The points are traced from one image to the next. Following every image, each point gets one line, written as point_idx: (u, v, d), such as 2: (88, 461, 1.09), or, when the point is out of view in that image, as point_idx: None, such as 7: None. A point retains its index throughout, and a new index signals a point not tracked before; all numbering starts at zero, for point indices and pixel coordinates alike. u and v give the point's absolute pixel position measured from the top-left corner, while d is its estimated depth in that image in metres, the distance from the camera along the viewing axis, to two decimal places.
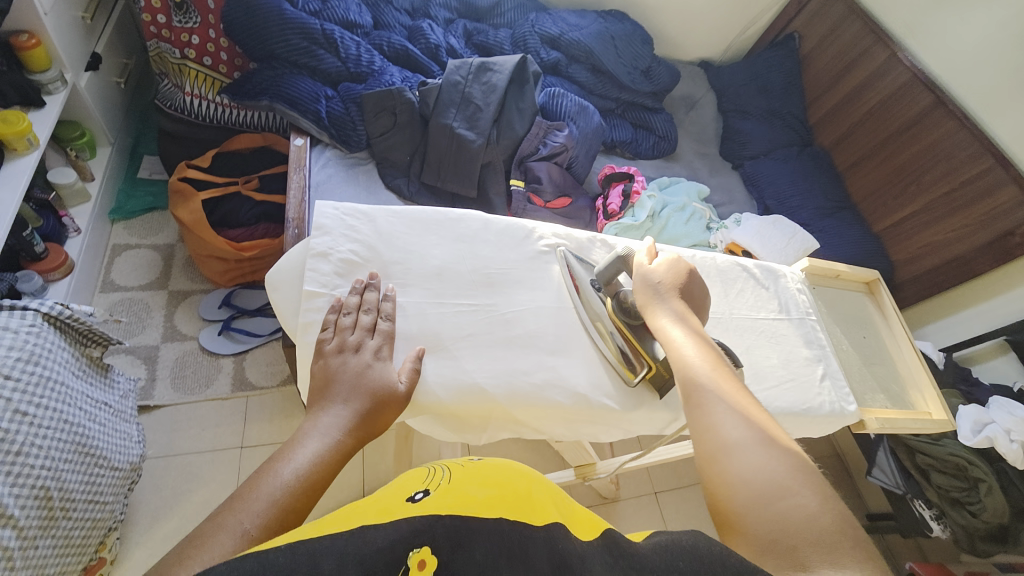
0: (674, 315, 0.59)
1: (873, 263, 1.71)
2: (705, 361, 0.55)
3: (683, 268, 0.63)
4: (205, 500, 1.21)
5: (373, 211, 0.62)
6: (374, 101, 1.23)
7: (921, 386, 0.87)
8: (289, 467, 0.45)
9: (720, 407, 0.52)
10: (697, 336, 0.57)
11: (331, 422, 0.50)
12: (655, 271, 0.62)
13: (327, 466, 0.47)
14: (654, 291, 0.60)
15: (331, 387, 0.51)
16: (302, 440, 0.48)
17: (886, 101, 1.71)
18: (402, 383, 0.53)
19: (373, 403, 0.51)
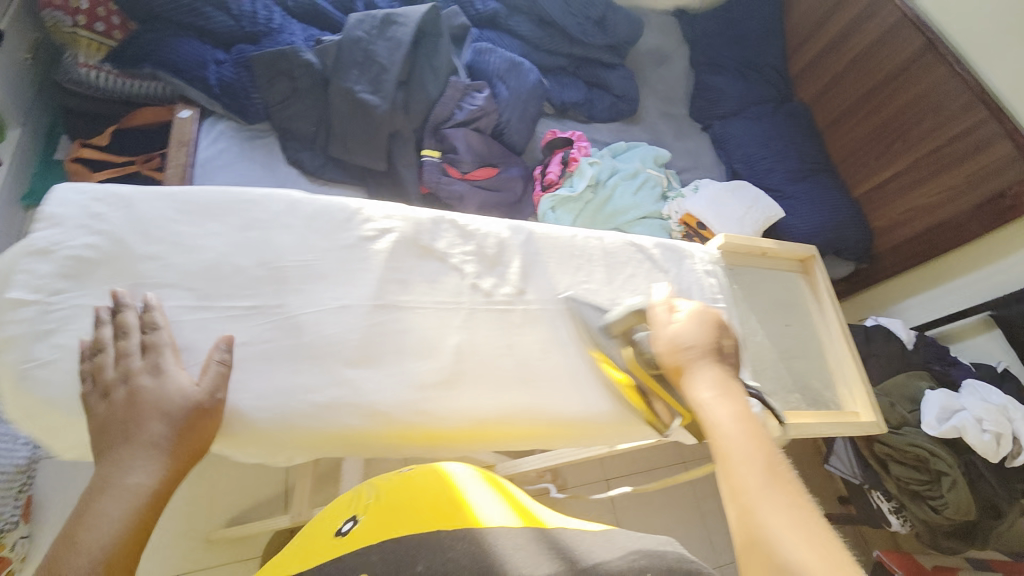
0: (716, 387, 0.48)
1: (852, 231, 1.54)
2: (751, 446, 0.43)
3: (709, 317, 0.53)
4: None
5: (136, 194, 0.53)
6: (266, 64, 1.09)
7: (849, 381, 0.76)
8: (81, 556, 0.39)
9: (765, 503, 0.40)
10: (740, 415, 0.46)
11: (131, 462, 0.44)
12: (674, 329, 0.52)
13: (138, 516, 0.42)
14: (691, 356, 0.50)
15: (128, 423, 0.45)
16: (107, 498, 0.42)
17: (872, 48, 1.50)
18: (196, 386, 0.47)
19: (178, 423, 0.45)
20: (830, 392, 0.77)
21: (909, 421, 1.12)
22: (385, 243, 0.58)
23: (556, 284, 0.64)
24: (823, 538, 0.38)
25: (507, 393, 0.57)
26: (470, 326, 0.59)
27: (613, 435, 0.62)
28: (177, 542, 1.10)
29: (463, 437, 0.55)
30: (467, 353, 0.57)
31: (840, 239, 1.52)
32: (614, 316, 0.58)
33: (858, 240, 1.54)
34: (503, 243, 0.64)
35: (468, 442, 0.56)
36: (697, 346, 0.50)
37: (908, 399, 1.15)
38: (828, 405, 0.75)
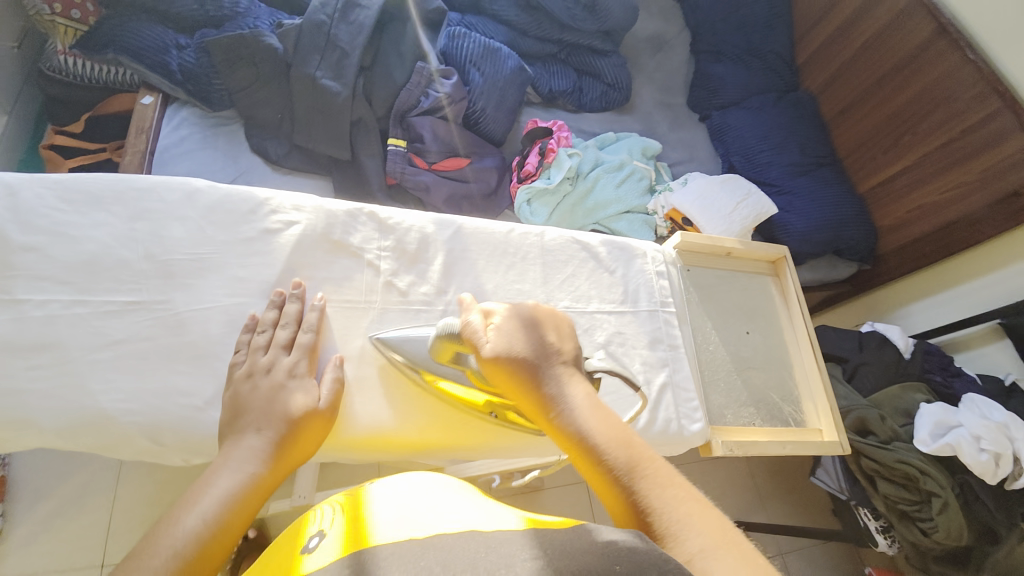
0: (561, 393, 0.46)
1: (857, 229, 1.44)
2: (615, 446, 0.43)
3: (525, 319, 0.49)
4: (87, 482, 1.15)
5: (16, 178, 0.48)
6: (225, 48, 1.05)
7: (815, 394, 0.70)
8: (192, 517, 0.40)
9: (646, 497, 0.40)
10: (593, 412, 0.45)
11: (245, 453, 0.44)
12: (493, 345, 0.47)
13: (241, 505, 0.42)
14: (519, 371, 0.46)
15: (238, 418, 0.45)
16: (210, 480, 0.42)
17: (881, 34, 1.39)
18: (323, 399, 0.48)
19: (289, 427, 0.46)
20: (793, 409, 0.70)
21: (901, 436, 1.04)
22: (291, 236, 0.54)
23: (482, 284, 0.60)
24: (696, 503, 0.40)
25: (416, 398, 0.53)
26: (380, 327, 0.54)
27: (537, 447, 0.58)
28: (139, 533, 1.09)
29: (362, 444, 0.52)
30: (373, 356, 0.53)
31: (841, 238, 1.42)
32: (430, 343, 0.51)
33: (863, 239, 1.44)
34: (425, 237, 0.59)
35: (370, 448, 0.52)
36: (521, 354, 0.47)
37: (901, 412, 1.08)
38: (789, 422, 0.69)
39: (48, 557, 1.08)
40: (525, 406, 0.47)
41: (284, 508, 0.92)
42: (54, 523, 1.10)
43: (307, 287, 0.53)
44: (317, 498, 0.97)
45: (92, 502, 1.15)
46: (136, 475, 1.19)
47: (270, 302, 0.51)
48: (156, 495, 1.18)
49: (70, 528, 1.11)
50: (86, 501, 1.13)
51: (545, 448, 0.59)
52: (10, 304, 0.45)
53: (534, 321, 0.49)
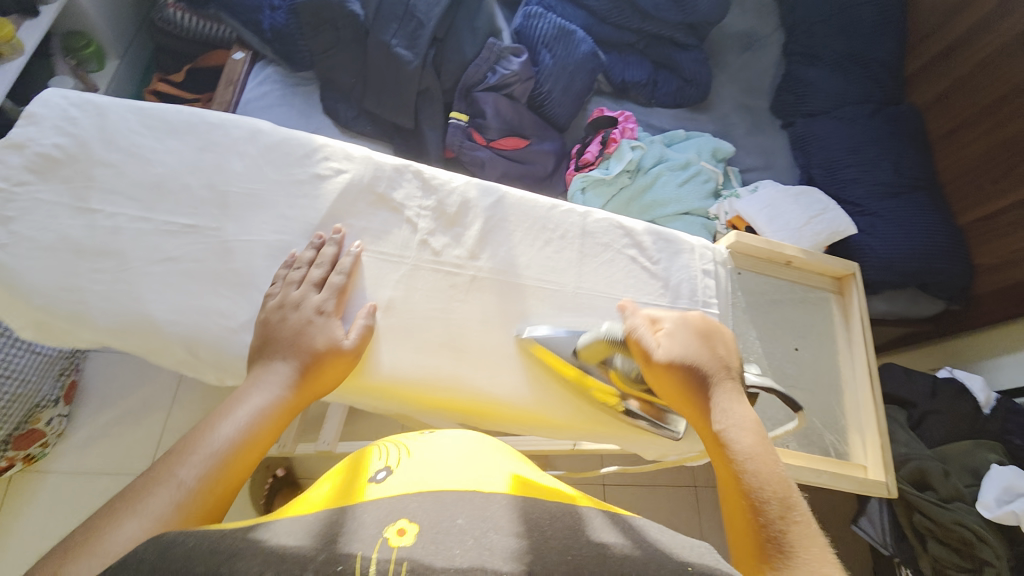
0: (727, 407, 0.47)
1: (950, 263, 1.28)
2: (776, 485, 0.42)
3: (693, 328, 0.51)
4: (146, 398, 1.29)
5: (109, 103, 0.53)
6: (312, 11, 1.11)
7: (864, 428, 0.64)
8: (229, 424, 0.43)
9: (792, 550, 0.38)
10: (757, 438, 0.44)
11: (274, 379, 0.46)
12: (666, 351, 0.50)
13: (270, 423, 0.44)
14: (691, 378, 0.48)
15: (268, 345, 0.47)
16: (243, 396, 0.45)
17: (1007, 49, 1.22)
18: (349, 340, 0.49)
19: (314, 360, 0.47)
20: (836, 438, 0.64)
21: (964, 496, 0.93)
22: (338, 183, 0.56)
23: (516, 255, 0.58)
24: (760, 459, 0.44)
25: (431, 356, 0.53)
26: (409, 283, 0.55)
27: (548, 430, 0.57)
28: None
29: (375, 392, 0.52)
30: (398, 309, 0.54)
31: (927, 271, 1.28)
32: (583, 342, 0.53)
33: (955, 276, 1.29)
34: (466, 202, 0.59)
35: (386, 398, 0.53)
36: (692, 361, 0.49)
37: (969, 471, 0.95)
38: (828, 451, 0.63)
39: (103, 459, 1.23)
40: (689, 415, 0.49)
41: (309, 451, 0.97)
42: (113, 431, 1.26)
43: (345, 235, 0.55)
44: (339, 447, 1.01)
45: (151, 415, 1.28)
46: (189, 398, 1.30)
47: (310, 243, 0.53)
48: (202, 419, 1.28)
49: (125, 438, 1.26)
50: (144, 416, 1.28)
51: (553, 430, 0.57)
52: (87, 211, 0.49)
53: (706, 333, 0.51)
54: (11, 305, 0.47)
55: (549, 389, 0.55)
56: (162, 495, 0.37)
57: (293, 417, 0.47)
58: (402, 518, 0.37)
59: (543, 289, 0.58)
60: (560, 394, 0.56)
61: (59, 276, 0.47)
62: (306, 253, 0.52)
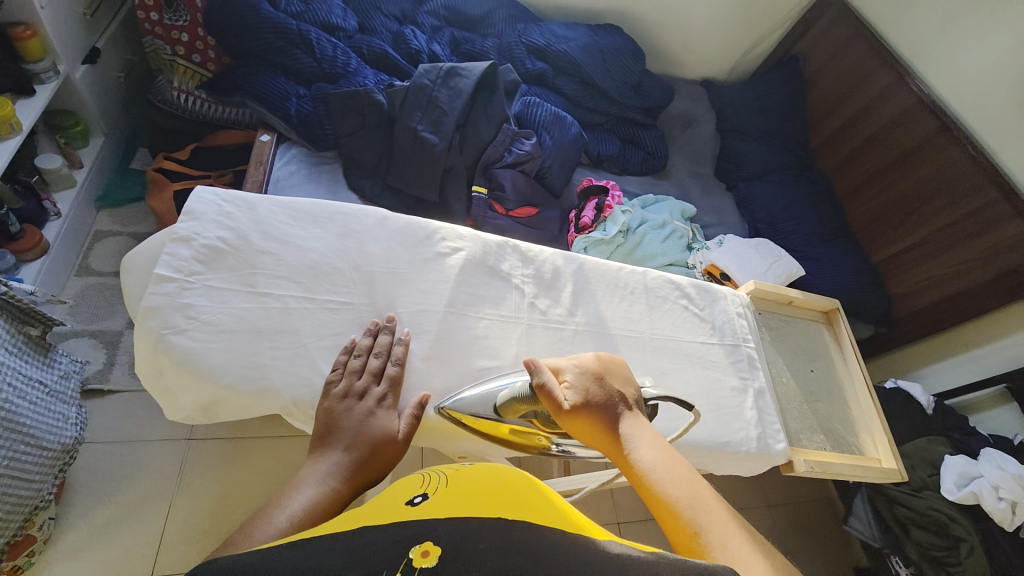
0: (635, 433, 0.55)
1: (873, 295, 1.60)
2: (683, 482, 0.52)
3: (591, 372, 0.58)
4: (145, 488, 1.19)
5: (258, 199, 0.60)
6: (341, 101, 1.23)
7: (871, 428, 0.80)
8: (283, 514, 0.45)
9: (710, 527, 0.49)
10: (659, 453, 0.53)
11: (330, 469, 0.50)
12: (569, 395, 0.55)
13: (322, 515, 0.47)
14: (599, 417, 0.55)
15: (331, 432, 0.52)
16: (300, 487, 0.47)
17: (889, 127, 1.61)
18: (401, 431, 0.54)
19: (371, 451, 0.52)
20: (853, 438, 0.80)
21: (929, 485, 1.14)
22: (457, 259, 0.66)
23: (602, 311, 0.71)
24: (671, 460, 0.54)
25: None
26: (527, 339, 0.65)
27: None
28: (200, 540, 1.16)
29: (513, 438, 0.61)
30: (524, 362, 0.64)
31: (858, 302, 1.58)
32: (500, 400, 0.57)
33: (878, 305, 1.60)
34: (557, 269, 0.71)
35: (516, 441, 0.62)
36: (594, 400, 0.55)
37: (928, 463, 1.16)
38: (851, 449, 0.79)
39: (100, 563, 1.10)
40: (603, 444, 0.55)
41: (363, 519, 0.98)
42: (107, 530, 1.14)
43: (396, 321, 0.60)
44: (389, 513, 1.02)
45: (153, 507, 1.18)
46: (196, 482, 1.22)
47: (367, 330, 0.57)
48: (214, 505, 1.20)
49: (123, 536, 1.14)
50: (144, 508, 1.17)
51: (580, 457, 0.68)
52: (258, 296, 0.55)
53: (601, 375, 0.58)
54: (191, 386, 0.51)
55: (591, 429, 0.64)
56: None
57: (343, 509, 0.49)
58: (426, 540, 0.40)
59: (626, 336, 0.71)
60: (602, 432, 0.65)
61: (244, 355, 0.52)
62: (376, 339, 0.57)
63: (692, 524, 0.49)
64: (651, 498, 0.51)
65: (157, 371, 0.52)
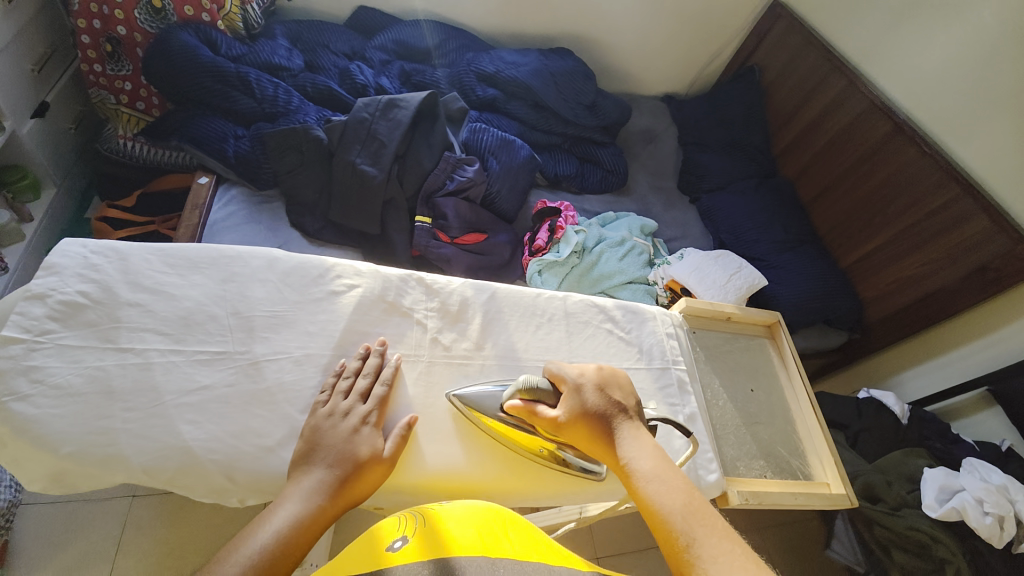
0: (631, 440, 0.57)
1: (844, 301, 1.55)
2: (678, 494, 0.52)
3: (598, 379, 0.60)
4: (87, 548, 1.12)
5: (129, 247, 0.57)
6: (279, 140, 1.21)
7: (817, 449, 0.77)
8: (265, 532, 0.47)
9: (701, 543, 0.49)
10: (656, 461, 0.55)
11: (313, 486, 0.50)
12: (575, 399, 0.58)
13: (306, 532, 0.48)
14: (600, 421, 0.57)
15: (314, 449, 0.52)
16: (284, 503, 0.49)
17: (846, 132, 1.60)
18: (387, 447, 0.54)
19: (355, 468, 0.52)
20: (800, 462, 0.76)
21: (908, 502, 1.09)
22: (352, 297, 0.62)
23: (514, 342, 0.67)
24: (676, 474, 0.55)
25: (456, 444, 0.58)
26: (427, 379, 0.61)
27: (564, 496, 0.62)
28: None
29: (413, 487, 0.56)
30: (423, 406, 0.59)
31: (829, 309, 1.54)
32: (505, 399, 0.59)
33: (851, 310, 1.55)
34: (466, 300, 0.68)
35: (421, 493, 0.57)
36: (597, 408, 0.57)
37: (905, 477, 1.12)
38: (797, 475, 0.75)
39: None
40: (602, 452, 0.57)
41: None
42: None
43: (387, 345, 0.61)
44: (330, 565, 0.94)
45: (92, 572, 1.10)
46: (140, 542, 1.14)
47: (357, 354, 0.59)
48: (158, 565, 1.12)
49: None
50: (83, 572, 1.09)
51: (578, 496, 0.62)
52: (115, 354, 0.51)
53: (606, 384, 0.60)
54: (32, 457, 0.47)
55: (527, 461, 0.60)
56: None
57: (325, 527, 0.50)
58: None
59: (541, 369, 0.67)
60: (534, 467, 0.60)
61: (89, 421, 0.48)
62: (364, 361, 0.58)
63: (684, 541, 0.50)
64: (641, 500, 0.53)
65: None
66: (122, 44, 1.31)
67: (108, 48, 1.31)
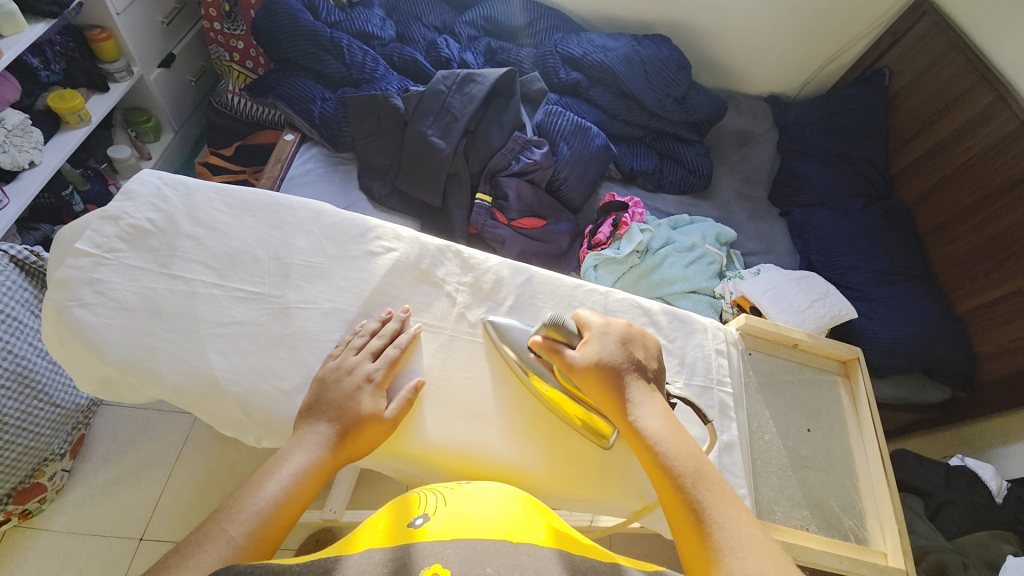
0: (643, 400, 0.55)
1: (951, 351, 1.33)
2: (689, 460, 0.52)
3: (618, 335, 0.57)
4: (149, 454, 1.25)
5: (195, 183, 0.61)
6: (359, 104, 1.25)
7: (880, 514, 0.66)
8: (272, 482, 0.49)
9: (707, 509, 0.50)
10: (666, 423, 0.53)
11: (317, 440, 0.51)
12: (593, 353, 0.56)
13: (308, 484, 0.50)
14: (614, 380, 0.55)
15: (320, 403, 0.52)
16: (288, 455, 0.50)
17: (986, 154, 1.35)
18: (389, 410, 0.53)
19: (355, 425, 0.52)
20: (855, 523, 0.65)
21: None
22: (388, 260, 0.62)
23: None
24: (689, 443, 0.53)
25: (464, 424, 0.56)
26: (446, 353, 0.60)
27: (568, 501, 0.58)
28: (186, 514, 1.20)
29: (410, 458, 0.55)
30: (436, 379, 0.58)
31: (930, 357, 1.32)
32: (532, 337, 0.58)
33: (957, 363, 1.33)
34: (500, 280, 0.65)
35: (420, 466, 0.56)
36: (613, 358, 0.56)
37: (986, 563, 0.97)
38: (848, 537, 0.64)
39: (96, 520, 1.17)
40: (610, 410, 0.55)
41: (315, 520, 0.93)
42: (112, 488, 1.21)
43: (410, 313, 0.61)
44: (346, 516, 0.96)
45: (151, 475, 1.23)
46: (193, 458, 1.26)
47: (378, 317, 0.59)
48: (207, 480, 1.23)
49: (124, 497, 1.20)
50: (144, 474, 1.23)
51: (580, 503, 0.58)
52: (167, 279, 0.55)
53: (626, 340, 0.57)
54: (84, 358, 0.52)
55: (532, 454, 0.57)
56: (214, 550, 0.44)
57: (328, 480, 0.51)
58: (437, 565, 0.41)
59: None
60: (533, 462, 0.57)
61: (134, 336, 0.52)
62: (382, 324, 0.58)
63: (689, 505, 0.50)
64: (652, 464, 0.52)
65: (62, 341, 0.53)
66: (239, 5, 1.42)
67: (227, 8, 1.42)
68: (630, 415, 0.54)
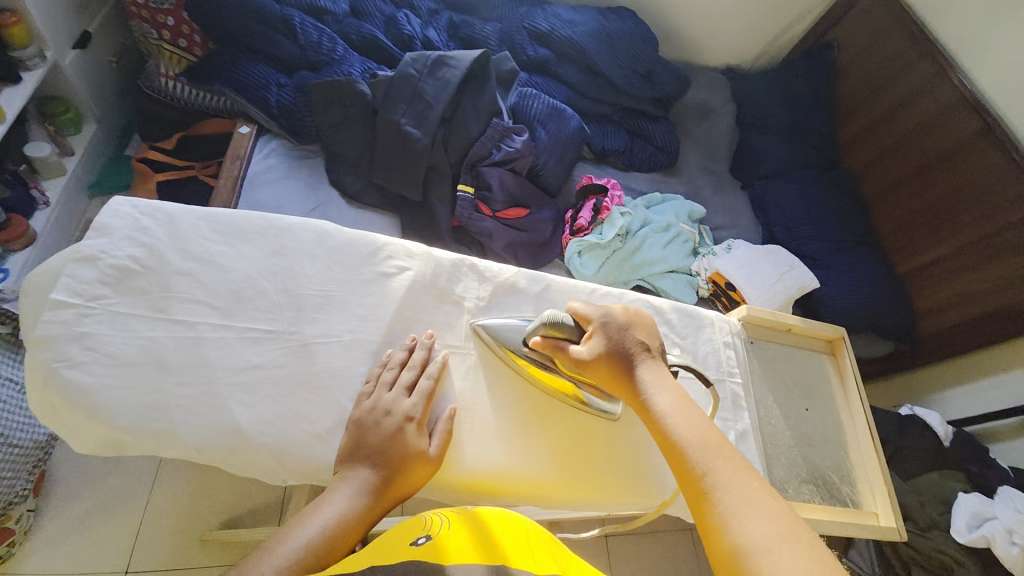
0: (650, 378, 0.56)
1: (895, 310, 1.47)
2: (695, 429, 0.53)
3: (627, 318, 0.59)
4: (123, 482, 1.16)
5: (178, 211, 0.54)
6: (323, 92, 1.15)
7: (870, 478, 0.73)
8: (314, 525, 0.47)
9: (715, 477, 0.50)
10: (673, 399, 0.54)
11: (361, 484, 0.50)
12: (595, 344, 0.56)
13: (353, 528, 0.48)
14: (620, 363, 0.56)
15: (359, 446, 0.50)
16: (329, 498, 0.48)
17: (925, 125, 1.47)
18: (433, 447, 0.52)
19: (400, 465, 0.51)
20: (850, 489, 0.73)
21: (938, 524, 1.11)
22: (403, 280, 0.59)
23: None
24: (696, 414, 0.54)
25: (504, 448, 0.56)
26: (475, 374, 0.59)
27: (604, 505, 0.60)
28: (177, 538, 1.14)
29: (452, 486, 0.55)
30: (469, 403, 0.57)
31: (878, 317, 1.46)
32: (528, 332, 0.58)
33: (899, 320, 1.48)
34: (518, 291, 0.64)
35: (461, 492, 0.56)
36: (622, 343, 0.57)
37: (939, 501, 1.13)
38: (846, 502, 0.72)
39: (73, 557, 1.09)
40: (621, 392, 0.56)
41: None
42: (87, 523, 1.12)
43: (435, 338, 0.59)
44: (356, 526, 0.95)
45: (129, 504, 1.15)
46: (175, 480, 1.19)
47: (403, 345, 0.56)
48: (194, 501, 1.17)
49: (102, 530, 1.12)
50: (121, 504, 1.15)
51: (616, 505, 0.60)
52: (168, 326, 0.50)
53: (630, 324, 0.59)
54: (86, 424, 0.47)
55: (571, 466, 0.58)
56: None
57: (373, 523, 0.50)
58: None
59: None
60: (573, 473, 0.58)
61: (142, 394, 0.47)
62: (409, 353, 0.56)
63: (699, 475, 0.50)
64: (660, 438, 0.53)
65: (52, 407, 0.47)
66: None
67: None
68: (639, 391, 0.55)
